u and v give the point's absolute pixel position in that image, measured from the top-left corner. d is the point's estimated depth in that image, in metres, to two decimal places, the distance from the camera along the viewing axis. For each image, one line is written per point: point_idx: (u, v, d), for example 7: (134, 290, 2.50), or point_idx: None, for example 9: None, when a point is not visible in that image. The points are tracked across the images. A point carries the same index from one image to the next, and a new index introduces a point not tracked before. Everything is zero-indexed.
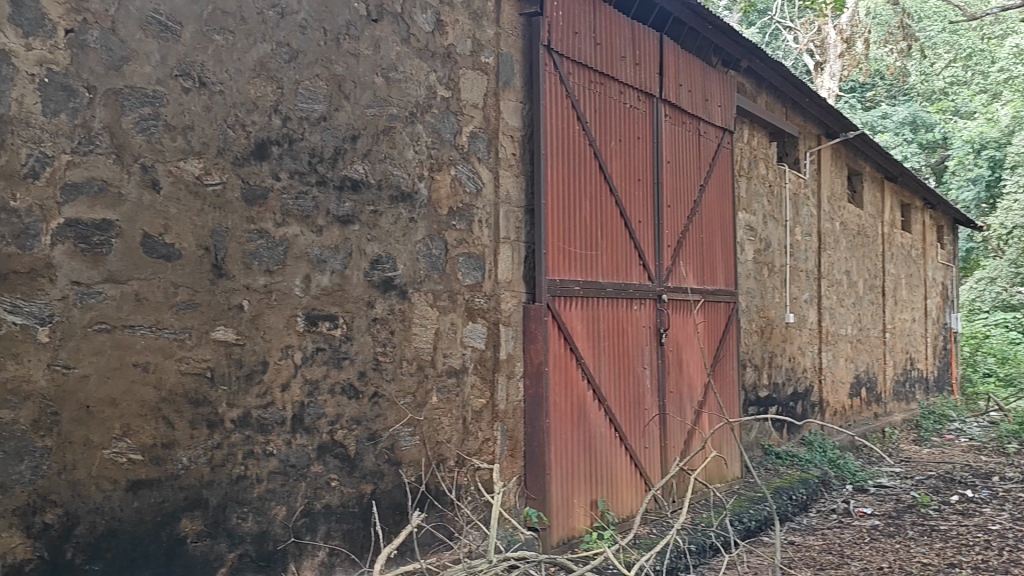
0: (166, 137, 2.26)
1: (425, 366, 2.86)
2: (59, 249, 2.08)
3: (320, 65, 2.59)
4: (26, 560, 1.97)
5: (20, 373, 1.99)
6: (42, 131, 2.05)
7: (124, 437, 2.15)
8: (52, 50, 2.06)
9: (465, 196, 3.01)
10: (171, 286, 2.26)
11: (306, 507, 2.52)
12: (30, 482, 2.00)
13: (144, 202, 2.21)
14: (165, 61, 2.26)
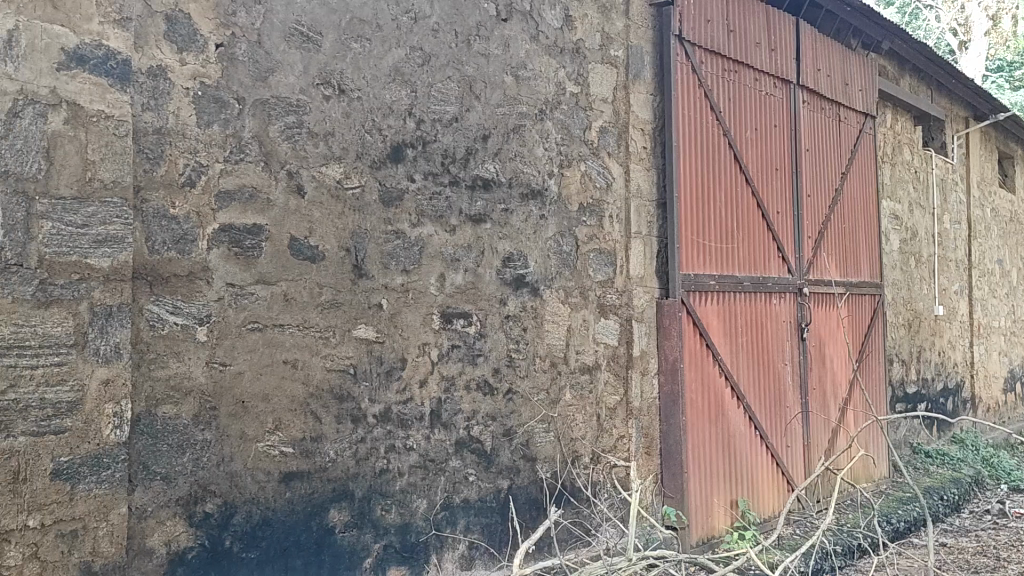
0: (309, 144, 2.37)
1: (558, 362, 2.86)
2: (215, 252, 2.24)
3: (452, 67, 2.65)
4: (189, 546, 2.16)
5: (181, 370, 2.16)
6: (197, 142, 2.21)
7: (276, 431, 2.29)
8: (205, 64, 2.22)
9: (595, 191, 2.99)
10: (316, 286, 2.37)
11: (445, 501, 2.58)
12: (192, 472, 2.16)
13: (290, 207, 2.34)
14: (307, 70, 2.37)
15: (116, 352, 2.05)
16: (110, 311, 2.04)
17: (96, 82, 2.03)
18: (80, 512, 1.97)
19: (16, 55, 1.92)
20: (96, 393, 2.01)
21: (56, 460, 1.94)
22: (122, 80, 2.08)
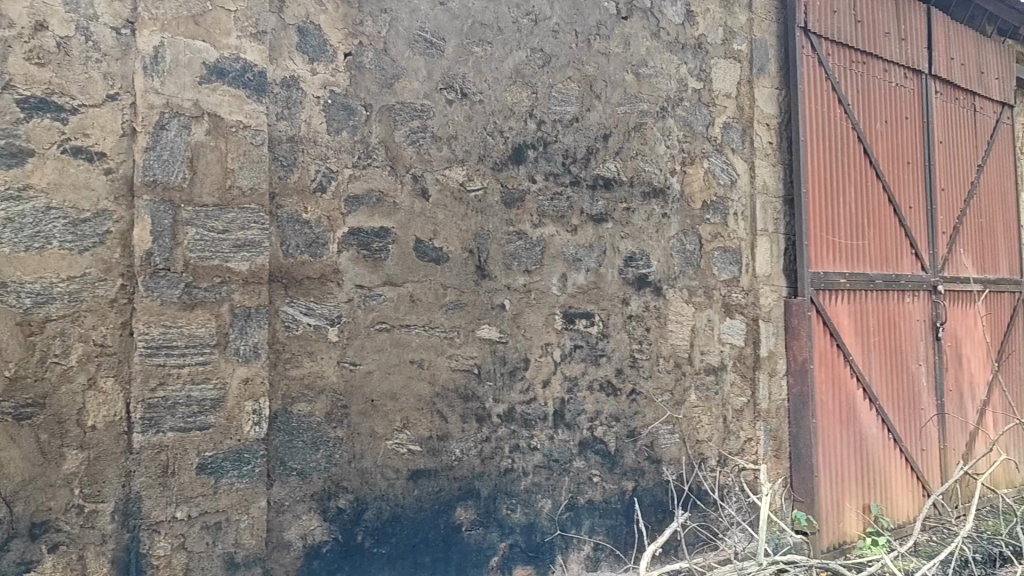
0: (433, 148, 2.46)
1: (683, 363, 2.82)
2: (344, 255, 2.34)
3: (572, 67, 2.68)
4: (324, 540, 2.28)
5: (314, 369, 2.28)
6: (328, 149, 2.33)
7: (404, 429, 2.39)
8: (334, 73, 2.35)
9: (719, 188, 2.94)
10: (440, 287, 2.46)
11: (570, 501, 2.61)
12: (326, 468, 2.28)
13: (415, 209, 2.44)
14: (430, 76, 2.47)
15: (254, 351, 2.18)
16: (249, 312, 2.17)
17: (234, 94, 2.17)
18: (222, 505, 2.12)
19: (162, 69, 2.08)
20: (236, 391, 2.15)
21: (201, 455, 2.09)
22: (256, 91, 2.21)
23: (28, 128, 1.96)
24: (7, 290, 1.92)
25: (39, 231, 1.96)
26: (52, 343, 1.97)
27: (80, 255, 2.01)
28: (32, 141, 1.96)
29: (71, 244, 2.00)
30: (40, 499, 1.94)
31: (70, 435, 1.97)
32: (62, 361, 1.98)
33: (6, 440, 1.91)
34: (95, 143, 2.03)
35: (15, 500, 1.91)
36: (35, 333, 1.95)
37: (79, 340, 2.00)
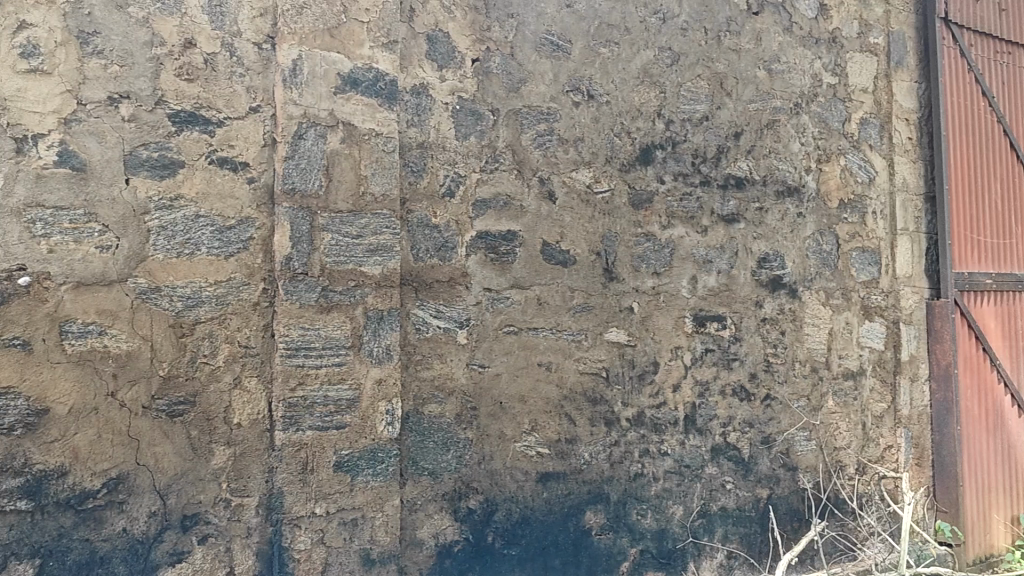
0: (560, 150, 2.52)
1: (820, 368, 2.75)
2: (473, 258, 2.43)
3: (702, 65, 2.67)
4: (454, 540, 2.36)
5: (443, 371, 2.37)
6: (456, 154, 2.42)
7: (532, 432, 2.45)
8: (462, 79, 2.44)
9: (856, 186, 2.84)
10: (567, 290, 2.51)
11: (702, 508, 2.59)
12: (456, 469, 2.37)
13: (542, 213, 2.50)
14: (557, 79, 2.54)
15: (386, 353, 2.27)
16: (381, 315, 2.26)
17: (367, 103, 2.25)
18: (358, 502, 2.21)
19: (299, 81, 2.18)
20: (370, 391, 2.23)
21: (338, 453, 2.18)
22: (388, 100, 2.29)
23: (179, 141, 2.26)
24: (161, 294, 2.23)
25: (189, 238, 2.26)
26: (201, 344, 2.27)
27: (226, 260, 2.30)
28: (182, 153, 2.26)
29: (217, 249, 2.29)
30: (191, 492, 2.24)
31: (218, 431, 2.26)
32: (210, 361, 2.27)
33: (161, 436, 2.22)
34: (239, 153, 2.33)
35: (169, 492, 2.22)
36: (186, 334, 2.25)
37: (225, 342, 2.28)
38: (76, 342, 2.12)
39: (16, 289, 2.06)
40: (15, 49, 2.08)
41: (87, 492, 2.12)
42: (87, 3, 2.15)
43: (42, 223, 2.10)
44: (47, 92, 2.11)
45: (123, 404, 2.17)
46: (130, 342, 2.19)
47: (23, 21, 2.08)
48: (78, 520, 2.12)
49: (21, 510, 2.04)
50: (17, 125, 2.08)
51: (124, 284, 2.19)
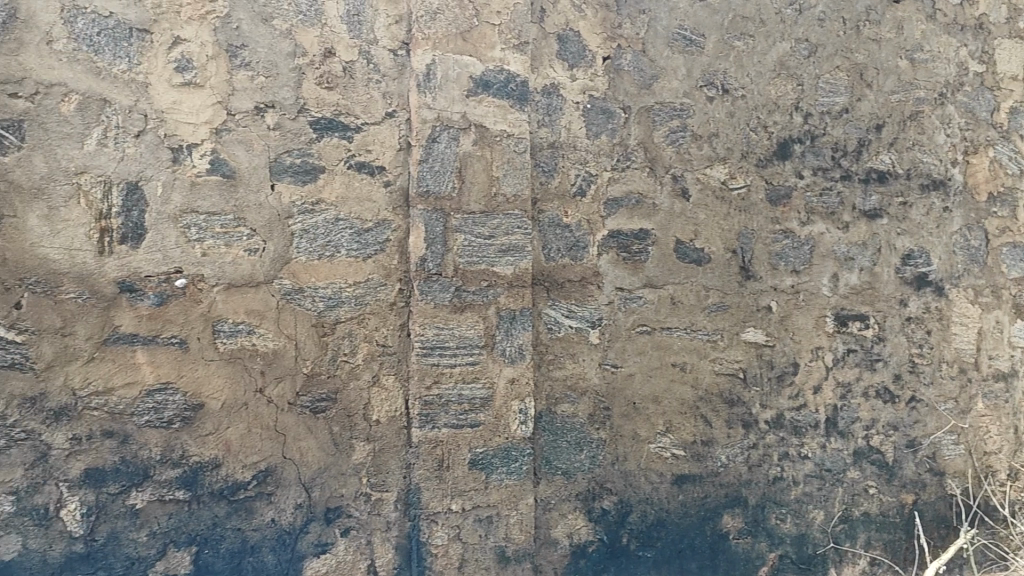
0: (693, 147, 2.61)
1: (968, 368, 2.73)
2: (605, 258, 2.53)
3: (841, 56, 2.72)
4: (590, 540, 2.51)
5: (576, 371, 2.49)
6: (587, 153, 2.52)
7: (667, 433, 2.56)
8: (592, 78, 2.53)
9: (1006, 178, 2.78)
10: (702, 289, 2.60)
11: (844, 514, 2.65)
12: (589, 469, 2.51)
13: (676, 211, 2.58)
14: (690, 74, 2.62)
15: (519, 352, 2.40)
16: (513, 315, 2.38)
17: (499, 105, 2.36)
18: (493, 500, 2.38)
19: (433, 85, 2.30)
20: (505, 390, 2.38)
21: (473, 451, 2.35)
22: (519, 101, 2.39)
23: (320, 147, 2.35)
24: (305, 295, 2.34)
25: (329, 240, 2.36)
26: (342, 343, 2.37)
27: (363, 261, 2.39)
28: (323, 159, 2.36)
29: (356, 251, 2.38)
30: (334, 486, 2.34)
31: (358, 427, 2.37)
32: (350, 359, 2.37)
33: (305, 431, 2.33)
34: (375, 158, 2.41)
35: (314, 485, 2.32)
36: (328, 333, 2.35)
37: (363, 340, 2.39)
38: (228, 340, 2.27)
39: (173, 291, 2.23)
40: (171, 64, 2.22)
41: (239, 483, 2.26)
42: (235, 18, 2.26)
43: (197, 227, 2.25)
44: (200, 104, 2.25)
45: (271, 400, 2.30)
46: (276, 341, 2.31)
47: (177, 37, 2.22)
48: (231, 510, 2.26)
49: (179, 499, 2.21)
50: (174, 136, 2.23)
51: (271, 285, 2.31)
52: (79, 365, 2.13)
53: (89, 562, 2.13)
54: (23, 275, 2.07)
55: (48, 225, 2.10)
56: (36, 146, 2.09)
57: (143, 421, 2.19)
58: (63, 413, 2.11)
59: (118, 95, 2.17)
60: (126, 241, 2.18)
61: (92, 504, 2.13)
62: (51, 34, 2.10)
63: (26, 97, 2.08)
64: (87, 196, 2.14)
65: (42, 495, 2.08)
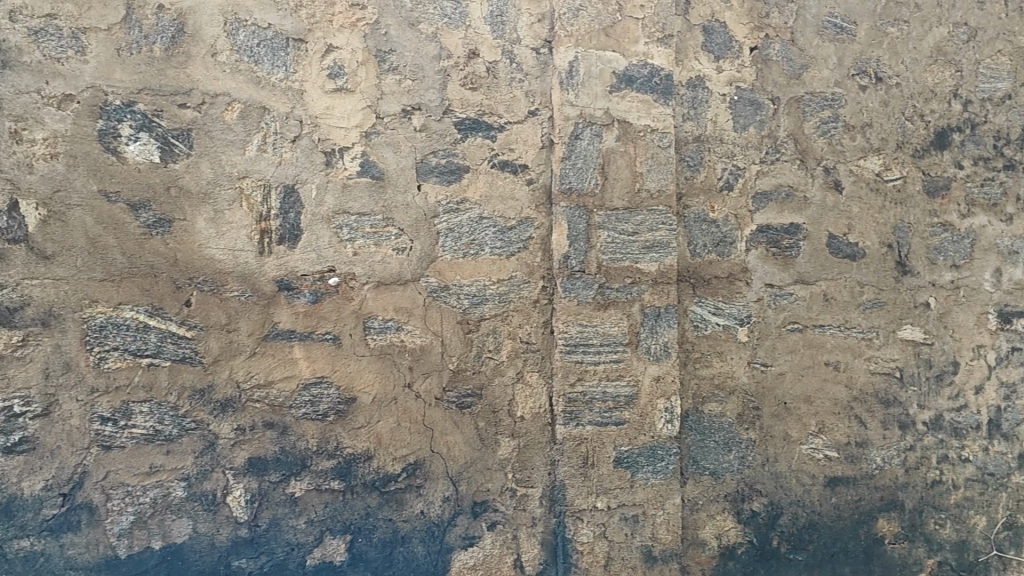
0: (846, 138, 2.73)
1: None
2: (753, 253, 2.64)
3: (1002, 39, 2.83)
4: (739, 542, 2.63)
5: (724, 369, 2.61)
6: (734, 146, 2.64)
7: (820, 434, 2.66)
8: (740, 69, 2.65)
9: None
10: (857, 285, 2.70)
11: (1007, 521, 2.76)
12: (738, 470, 2.62)
13: (827, 204, 2.70)
14: (842, 62, 2.74)
15: (664, 349, 2.49)
16: (658, 312, 2.48)
17: (642, 99, 2.48)
18: (639, 499, 2.48)
19: (576, 82, 2.43)
20: (650, 388, 2.48)
21: (618, 449, 2.45)
22: (663, 95, 2.51)
23: (464, 147, 2.41)
24: (450, 292, 2.41)
25: (474, 238, 2.42)
26: (486, 340, 2.43)
27: (507, 259, 2.44)
28: (467, 158, 2.41)
29: (500, 249, 2.44)
30: (480, 480, 2.42)
31: (503, 423, 2.43)
32: (495, 356, 2.44)
33: (452, 426, 2.40)
34: (519, 156, 2.45)
35: (460, 479, 2.40)
36: (473, 330, 2.42)
37: (507, 337, 2.44)
38: (378, 336, 2.36)
39: (327, 289, 2.32)
40: (324, 71, 2.32)
41: (390, 475, 2.35)
42: (384, 23, 2.34)
43: (348, 228, 2.34)
44: (352, 108, 2.34)
45: (419, 394, 2.38)
46: (424, 337, 2.38)
47: (330, 44, 2.32)
48: (383, 501, 2.35)
49: (335, 489, 2.32)
50: (326, 140, 2.32)
51: (418, 283, 2.38)
52: (242, 359, 2.26)
53: (253, 547, 2.26)
54: (192, 275, 2.21)
55: (214, 227, 2.23)
56: (203, 153, 2.22)
57: (300, 413, 2.30)
58: (227, 404, 2.25)
59: (277, 102, 2.28)
60: (284, 242, 2.29)
61: (255, 491, 2.26)
62: (215, 47, 2.22)
63: (194, 107, 2.21)
64: (249, 199, 2.25)
65: (210, 482, 2.23)
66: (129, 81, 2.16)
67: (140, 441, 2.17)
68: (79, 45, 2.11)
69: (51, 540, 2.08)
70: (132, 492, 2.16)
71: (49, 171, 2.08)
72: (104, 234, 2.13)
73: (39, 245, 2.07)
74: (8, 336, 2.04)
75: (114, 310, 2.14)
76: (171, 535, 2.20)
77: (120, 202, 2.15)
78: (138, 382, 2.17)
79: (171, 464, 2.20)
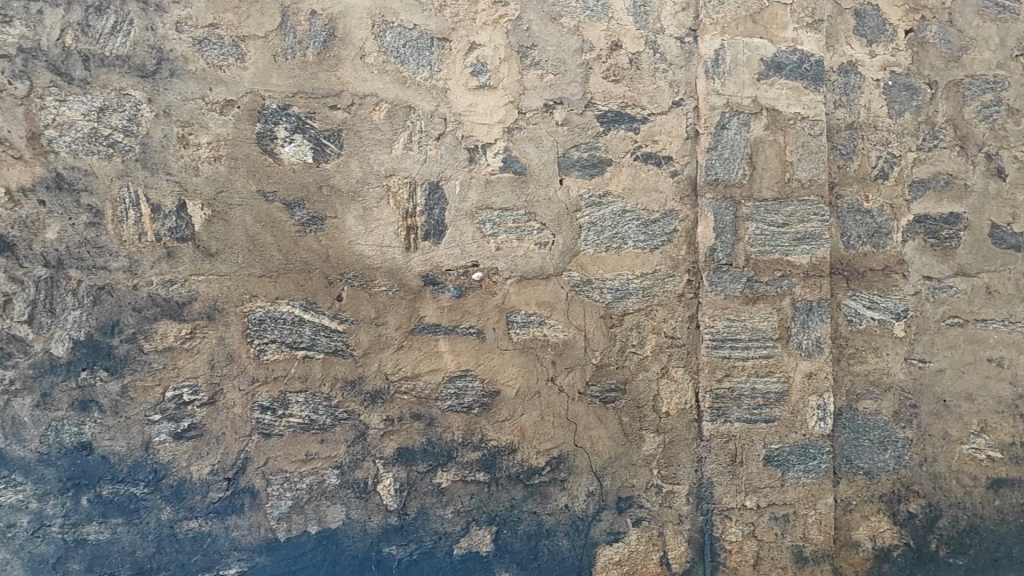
0: (1010, 122, 2.71)
1: None
2: (910, 244, 2.63)
3: None
4: (894, 545, 2.60)
5: (880, 365, 2.59)
6: (889, 133, 2.63)
7: (982, 434, 2.63)
8: (894, 53, 2.63)
9: None
10: (1020, 278, 2.67)
11: None
12: (895, 470, 2.60)
13: (989, 192, 2.68)
14: (1004, 42, 2.71)
15: (816, 346, 2.51)
16: (810, 306, 2.50)
17: (792, 86, 2.49)
18: (790, 498, 2.50)
19: (722, 71, 2.45)
20: (801, 385, 2.50)
21: (768, 447, 2.48)
22: (814, 81, 2.52)
23: (607, 140, 2.42)
24: (592, 286, 2.41)
25: (616, 232, 2.42)
26: (630, 334, 2.44)
27: (651, 253, 2.45)
28: (610, 151, 2.42)
29: (643, 242, 2.44)
30: (625, 476, 2.44)
31: (648, 419, 2.45)
32: (639, 350, 2.44)
33: (595, 420, 2.42)
34: (663, 148, 2.45)
35: (605, 474, 2.43)
36: (616, 324, 2.43)
37: (651, 332, 2.45)
38: (521, 330, 2.38)
39: (471, 283, 2.36)
40: (467, 69, 2.36)
41: (535, 468, 2.39)
42: (526, 19, 2.37)
43: (491, 223, 2.37)
44: (494, 105, 2.36)
45: (563, 388, 2.40)
46: (566, 332, 2.40)
47: (474, 42, 2.36)
48: (527, 494, 2.39)
49: (480, 481, 2.36)
50: (470, 137, 2.35)
51: (560, 277, 2.39)
52: (390, 352, 2.32)
53: (403, 534, 2.33)
54: (343, 270, 2.29)
55: (363, 224, 2.30)
56: (353, 153, 2.29)
57: (446, 405, 2.35)
58: (377, 395, 2.32)
59: (422, 101, 2.33)
60: (429, 238, 2.34)
61: (404, 481, 2.32)
62: (364, 49, 2.29)
63: (344, 108, 2.29)
64: (395, 196, 2.31)
65: (361, 470, 2.30)
66: (284, 85, 2.25)
67: (297, 429, 2.27)
68: (239, 53, 2.22)
69: (217, 521, 2.22)
70: (290, 478, 2.26)
71: (213, 173, 2.20)
72: (263, 232, 2.24)
73: (204, 243, 2.20)
74: (177, 329, 2.18)
75: (272, 305, 2.25)
76: (326, 520, 2.29)
77: (276, 201, 2.25)
78: (294, 373, 2.27)
79: (325, 452, 2.28)
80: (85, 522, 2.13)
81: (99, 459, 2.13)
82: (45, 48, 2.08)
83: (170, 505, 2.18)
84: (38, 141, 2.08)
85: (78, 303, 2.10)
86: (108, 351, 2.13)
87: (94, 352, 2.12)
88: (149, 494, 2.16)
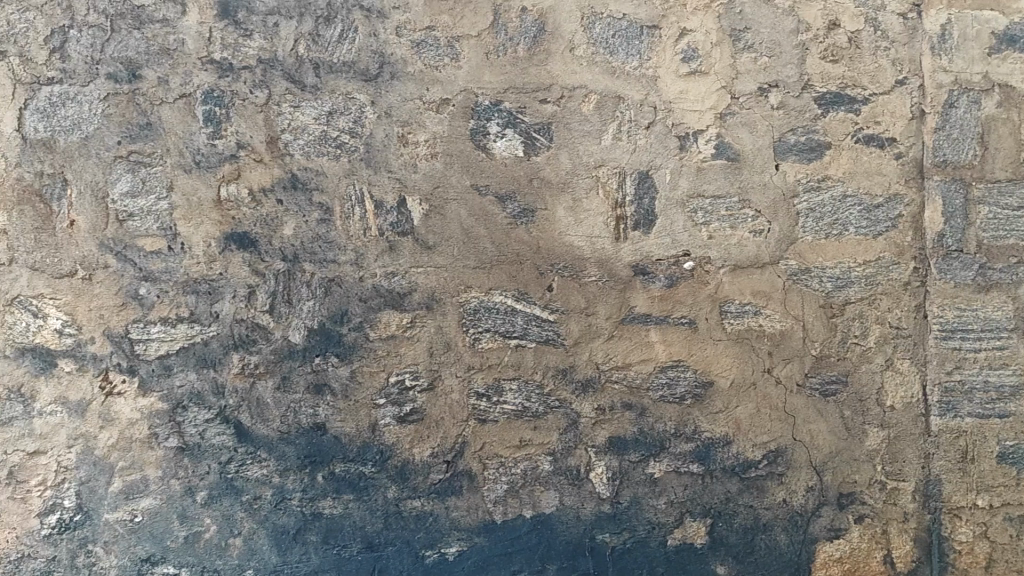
0: None
1: None
2: None
3: None
4: None
5: None
6: None
7: None
8: None
9: None
10: None
11: None
12: None
13: None
14: None
15: None
16: None
17: None
18: None
19: (949, 46, 2.33)
20: None
21: (1002, 444, 2.34)
22: None
23: (826, 122, 2.33)
24: (811, 275, 2.33)
25: (837, 218, 2.33)
26: (852, 325, 2.34)
27: (874, 239, 2.33)
28: (829, 134, 2.33)
29: (865, 229, 2.33)
30: (846, 471, 2.36)
31: (871, 413, 2.35)
32: (861, 342, 2.34)
33: (815, 413, 2.35)
34: (886, 129, 2.33)
35: (824, 469, 2.36)
36: (836, 314, 2.34)
37: (875, 322, 2.34)
38: (735, 320, 2.34)
39: (682, 273, 2.33)
40: (678, 55, 2.33)
41: (750, 460, 2.35)
42: (738, 2, 2.32)
43: (702, 211, 2.33)
44: (706, 91, 2.33)
45: (779, 380, 2.34)
46: (783, 322, 2.33)
47: (684, 28, 2.33)
48: (742, 487, 2.36)
49: (694, 472, 2.36)
50: (680, 125, 2.33)
51: (776, 266, 2.33)
52: (601, 342, 2.34)
53: (615, 522, 2.36)
54: (553, 261, 2.33)
55: (573, 215, 2.33)
56: (562, 145, 2.33)
57: (658, 395, 2.34)
58: (588, 384, 2.35)
59: (632, 90, 2.33)
60: (639, 228, 2.34)
61: (616, 469, 2.35)
62: (573, 42, 2.32)
63: (554, 102, 2.32)
64: (605, 187, 2.33)
65: (574, 457, 2.35)
66: (497, 82, 2.32)
67: (512, 416, 2.34)
68: (455, 52, 2.30)
69: (438, 502, 2.33)
70: (505, 463, 2.33)
71: (430, 170, 2.30)
72: (478, 225, 2.31)
73: (423, 237, 2.30)
74: (399, 318, 2.30)
75: (486, 295, 2.32)
76: (540, 505, 2.35)
77: (490, 195, 2.32)
78: (508, 361, 2.34)
79: (539, 438, 2.34)
80: (321, 497, 2.30)
81: (332, 439, 2.29)
82: (282, 58, 2.25)
83: (395, 484, 2.31)
84: (276, 144, 2.25)
85: (312, 294, 2.27)
86: (339, 338, 2.28)
87: (326, 339, 2.27)
88: (377, 473, 2.31)
